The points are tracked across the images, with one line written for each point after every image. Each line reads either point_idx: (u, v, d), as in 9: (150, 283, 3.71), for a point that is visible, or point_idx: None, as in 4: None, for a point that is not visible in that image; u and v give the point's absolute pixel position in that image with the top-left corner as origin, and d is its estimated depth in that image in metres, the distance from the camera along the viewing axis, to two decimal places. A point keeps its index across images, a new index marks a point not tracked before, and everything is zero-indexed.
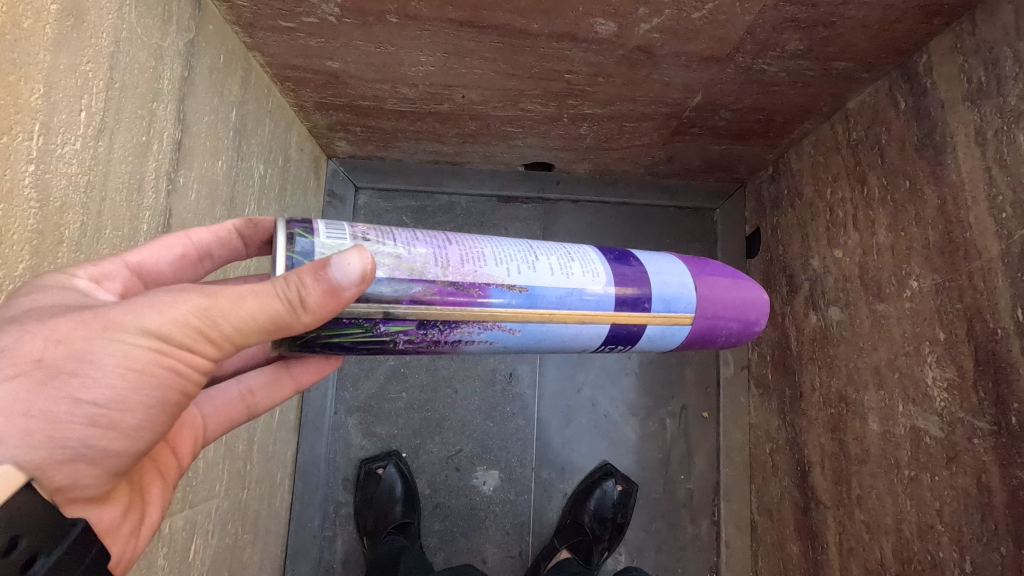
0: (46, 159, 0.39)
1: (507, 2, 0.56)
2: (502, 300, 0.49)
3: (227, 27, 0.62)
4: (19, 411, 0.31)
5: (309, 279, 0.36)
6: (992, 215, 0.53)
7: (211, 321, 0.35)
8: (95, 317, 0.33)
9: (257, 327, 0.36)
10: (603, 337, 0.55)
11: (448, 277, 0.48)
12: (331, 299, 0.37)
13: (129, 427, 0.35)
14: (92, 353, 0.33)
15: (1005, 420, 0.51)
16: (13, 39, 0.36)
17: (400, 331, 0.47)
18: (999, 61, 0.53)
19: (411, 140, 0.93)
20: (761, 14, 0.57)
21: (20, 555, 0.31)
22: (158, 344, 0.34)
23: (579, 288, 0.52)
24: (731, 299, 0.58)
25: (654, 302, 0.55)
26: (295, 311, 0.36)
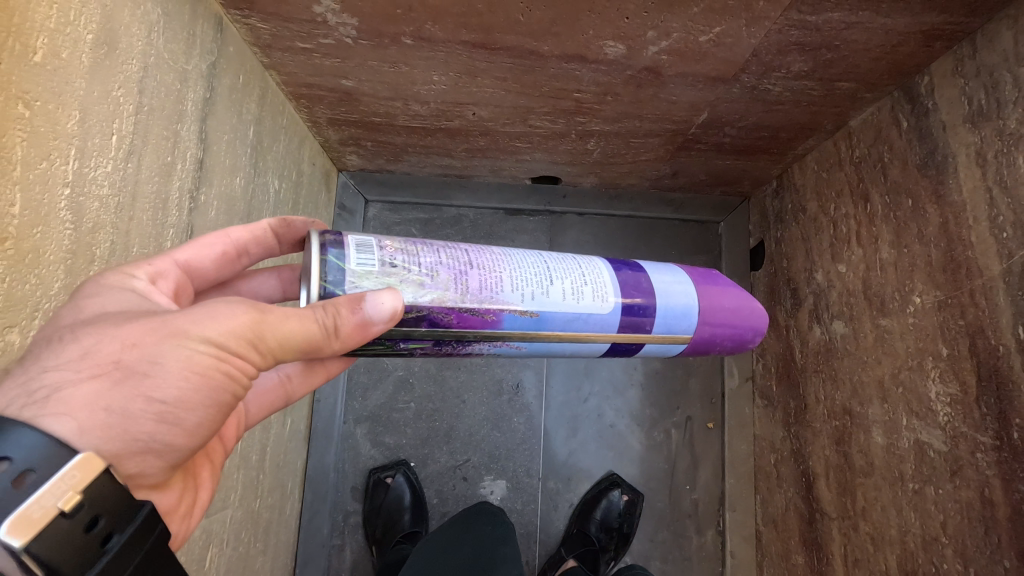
0: (80, 183, 0.41)
1: (520, 26, 0.58)
2: (514, 324, 0.51)
3: (246, 47, 0.64)
4: (99, 407, 0.33)
5: (347, 309, 0.40)
6: (993, 234, 0.55)
7: (259, 335, 0.37)
8: (161, 324, 0.35)
9: (294, 346, 0.39)
10: (604, 351, 0.58)
11: (466, 302, 0.49)
12: (358, 333, 0.41)
13: (191, 424, 0.37)
14: (160, 357, 0.34)
15: (1007, 435, 0.52)
16: (53, 68, 0.38)
17: (417, 347, 0.50)
18: (999, 85, 0.55)
19: (421, 154, 0.95)
20: (767, 37, 0.58)
21: (97, 534, 0.32)
22: (216, 350, 0.36)
23: (587, 313, 0.54)
24: (733, 323, 0.59)
25: (657, 325, 0.57)
26: (329, 336, 0.39)
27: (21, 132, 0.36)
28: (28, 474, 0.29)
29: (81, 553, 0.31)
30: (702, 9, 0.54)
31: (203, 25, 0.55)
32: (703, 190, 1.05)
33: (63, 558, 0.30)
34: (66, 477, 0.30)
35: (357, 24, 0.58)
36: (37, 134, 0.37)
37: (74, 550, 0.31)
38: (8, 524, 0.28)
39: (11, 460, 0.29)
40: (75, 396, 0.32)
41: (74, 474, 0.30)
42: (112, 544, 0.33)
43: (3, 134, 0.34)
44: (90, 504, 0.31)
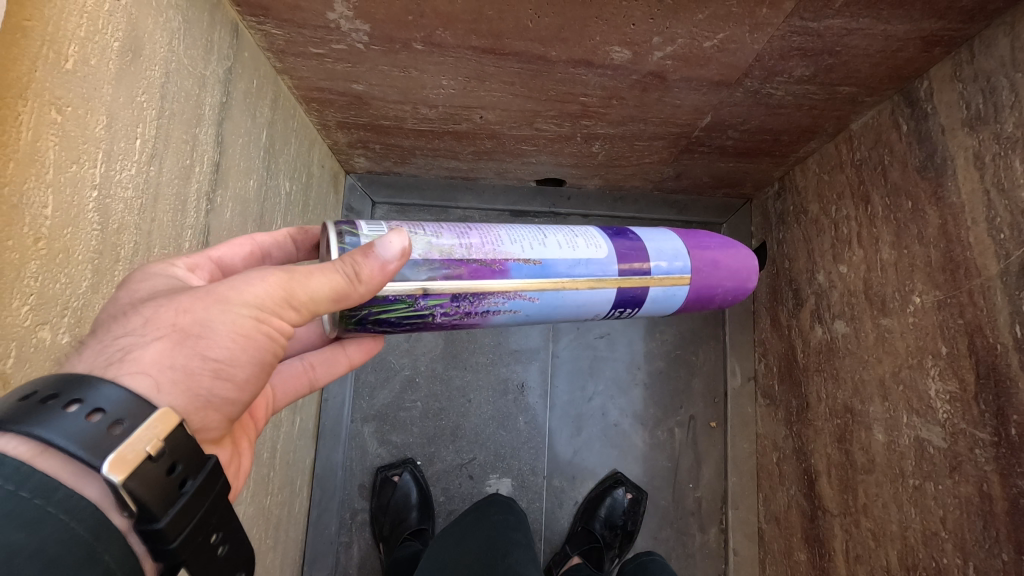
0: (107, 185, 0.42)
1: (529, 31, 0.59)
2: (520, 272, 0.52)
3: (260, 53, 0.65)
4: (165, 366, 0.35)
5: (361, 255, 0.40)
6: (990, 235, 0.56)
7: (291, 295, 0.39)
8: (206, 292, 0.37)
9: (324, 297, 0.39)
10: (613, 302, 0.58)
11: (472, 255, 0.51)
12: (380, 273, 0.40)
13: (241, 380, 0.40)
14: (212, 321, 0.37)
15: (1005, 431, 0.54)
16: (83, 74, 0.39)
17: (437, 305, 0.50)
18: (997, 90, 0.56)
19: (429, 157, 0.96)
20: (770, 43, 0.60)
21: (176, 478, 0.33)
22: (256, 312, 0.38)
23: (584, 258, 0.55)
24: (729, 263, 0.61)
25: (653, 266, 0.58)
26: (351, 283, 0.40)
27: (54, 136, 0.37)
28: (118, 424, 0.31)
29: (164, 496, 0.32)
30: (707, 15, 0.56)
31: (220, 31, 0.56)
32: (705, 192, 1.07)
33: (150, 498, 0.31)
34: (151, 426, 0.32)
35: (369, 29, 0.60)
36: (68, 138, 0.38)
37: (158, 493, 0.32)
38: (107, 463, 0.30)
39: (103, 411, 0.31)
40: (145, 355, 0.35)
41: (156, 425, 0.32)
42: (188, 488, 0.34)
43: (37, 138, 0.36)
44: (170, 450, 0.33)
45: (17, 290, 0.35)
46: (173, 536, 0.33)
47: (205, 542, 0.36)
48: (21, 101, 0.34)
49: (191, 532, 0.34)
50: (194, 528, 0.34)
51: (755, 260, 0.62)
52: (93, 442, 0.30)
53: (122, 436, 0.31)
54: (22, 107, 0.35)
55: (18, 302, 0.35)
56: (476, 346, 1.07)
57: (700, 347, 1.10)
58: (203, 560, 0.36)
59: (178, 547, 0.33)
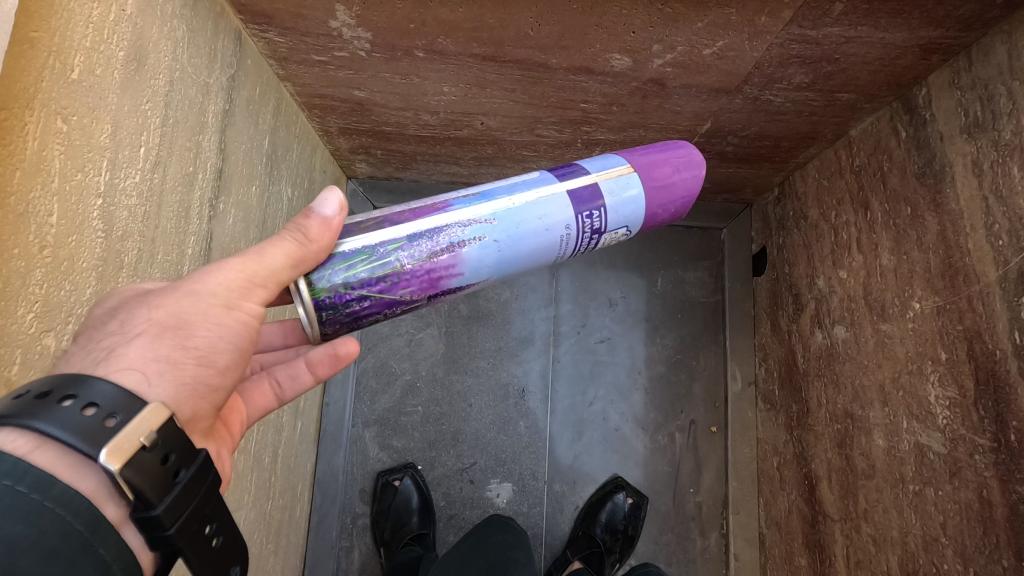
0: (111, 194, 0.42)
1: (530, 40, 0.60)
2: (461, 203, 0.50)
3: (263, 61, 0.66)
4: (149, 359, 0.36)
5: (304, 219, 0.43)
6: (989, 242, 0.56)
7: (250, 275, 0.40)
8: (175, 289, 0.38)
9: (283, 266, 0.42)
10: (573, 206, 0.53)
11: (414, 205, 0.51)
12: (329, 231, 0.44)
13: (224, 365, 0.39)
14: (185, 312, 0.38)
15: (1004, 437, 0.54)
16: (89, 84, 0.39)
17: (398, 249, 0.48)
18: (994, 97, 0.56)
19: (430, 162, 0.97)
20: (768, 51, 0.60)
21: (170, 467, 0.33)
22: (224, 300, 0.39)
23: (519, 180, 0.53)
24: (660, 148, 0.57)
25: (589, 167, 0.55)
26: (304, 244, 0.43)
27: (59, 145, 0.37)
28: (111, 416, 0.31)
29: (158, 485, 0.32)
30: (706, 23, 0.56)
31: (224, 39, 0.56)
32: (705, 197, 1.07)
33: (146, 486, 0.32)
34: (145, 419, 0.32)
35: (371, 37, 0.60)
36: (74, 147, 0.38)
37: (153, 482, 0.32)
38: (105, 451, 0.30)
39: (97, 405, 0.31)
40: (130, 351, 0.36)
41: (149, 417, 0.32)
42: (183, 478, 0.34)
43: (44, 148, 0.36)
44: (163, 441, 0.33)
45: (22, 297, 0.35)
46: (170, 524, 0.33)
47: (201, 532, 0.36)
48: (27, 112, 0.35)
49: (187, 520, 0.34)
50: (189, 517, 0.34)
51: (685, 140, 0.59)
52: (88, 433, 0.30)
53: (117, 429, 0.31)
54: (28, 117, 0.35)
55: (22, 309, 0.36)
56: (475, 351, 1.08)
57: (700, 352, 1.10)
58: (200, 550, 0.36)
59: (175, 534, 0.33)
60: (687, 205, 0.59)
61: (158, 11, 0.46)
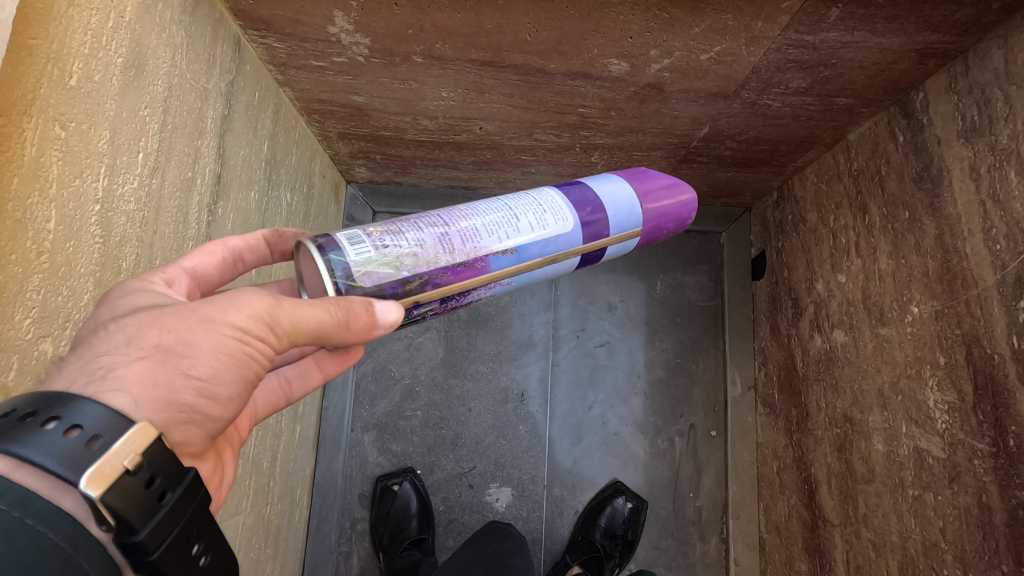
0: (109, 199, 0.43)
1: (527, 45, 0.60)
2: (499, 264, 0.50)
3: (263, 67, 0.66)
4: (146, 384, 0.34)
5: (362, 302, 0.41)
6: (987, 246, 0.56)
7: (275, 315, 0.38)
8: (191, 312, 0.36)
9: (307, 328, 0.39)
10: (577, 264, 0.57)
11: (456, 258, 0.48)
12: (367, 329, 0.41)
13: (226, 397, 0.38)
14: (194, 339, 0.36)
15: (1003, 442, 0.54)
16: (87, 91, 0.40)
17: (427, 309, 0.50)
18: (991, 102, 0.56)
19: (429, 167, 0.97)
20: (766, 56, 0.60)
21: (155, 490, 0.32)
22: (240, 334, 0.37)
23: (556, 235, 0.53)
24: (670, 205, 0.60)
25: (612, 227, 0.57)
26: (340, 326, 0.40)
27: (57, 151, 0.37)
28: (96, 439, 0.30)
29: (142, 510, 0.31)
30: (703, 29, 0.56)
31: (223, 45, 0.57)
32: (705, 202, 1.07)
33: (127, 511, 0.30)
34: (129, 441, 0.31)
35: (369, 43, 0.61)
36: (72, 153, 0.39)
37: (136, 506, 0.31)
38: (83, 477, 0.29)
39: (81, 427, 0.30)
40: (127, 374, 0.34)
41: (133, 439, 0.31)
42: (168, 500, 0.32)
43: (42, 154, 0.36)
44: (148, 463, 0.32)
45: (19, 303, 0.36)
46: (155, 548, 0.32)
47: (188, 554, 0.35)
48: (26, 118, 0.35)
49: (173, 543, 0.33)
50: (175, 539, 0.33)
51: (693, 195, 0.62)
52: (69, 458, 0.29)
53: (99, 452, 0.30)
54: (26, 124, 0.35)
55: (20, 315, 0.36)
56: (475, 355, 1.08)
57: (700, 356, 1.10)
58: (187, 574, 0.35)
59: (158, 559, 0.32)
60: None
61: (156, 17, 0.46)
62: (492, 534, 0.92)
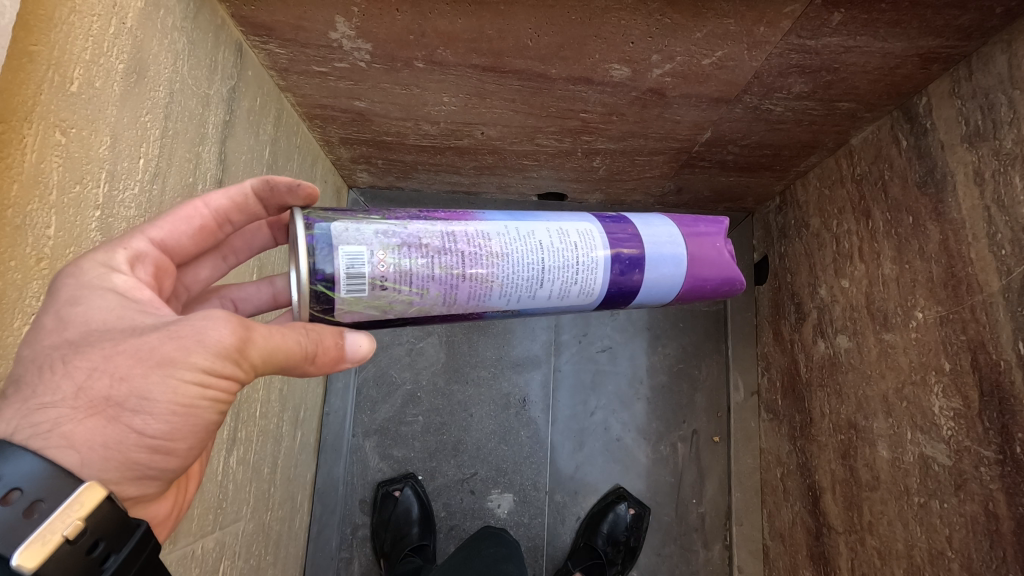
0: (110, 205, 0.42)
1: (529, 50, 0.60)
2: (494, 314, 0.54)
3: (264, 72, 0.66)
4: (95, 443, 0.34)
5: (333, 334, 0.42)
6: (992, 251, 0.56)
7: (244, 350, 0.36)
8: (150, 354, 0.34)
9: (276, 361, 0.38)
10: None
11: (453, 309, 0.51)
12: (334, 362, 0.42)
13: (183, 451, 0.37)
14: (151, 391, 0.34)
15: (1010, 449, 0.53)
16: (88, 96, 0.40)
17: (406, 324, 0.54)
18: (995, 106, 0.56)
19: (430, 172, 0.97)
20: (768, 61, 0.60)
21: (97, 556, 0.32)
22: (201, 378, 0.35)
23: (568, 303, 0.55)
24: (702, 294, 0.61)
25: (632, 302, 0.58)
26: (308, 359, 0.40)
27: (57, 158, 0.37)
28: (37, 503, 0.30)
29: None
30: (705, 34, 0.56)
31: (225, 51, 0.57)
32: (707, 207, 1.07)
33: None
34: (72, 505, 0.31)
35: (371, 48, 0.61)
36: (72, 159, 0.38)
37: None
38: (18, 552, 0.29)
39: (21, 490, 0.30)
40: (78, 430, 0.33)
41: (76, 502, 0.31)
42: (111, 564, 0.32)
43: (42, 160, 0.36)
44: (92, 528, 0.31)
45: (19, 309, 0.35)
46: None
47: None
48: (26, 124, 0.35)
49: None
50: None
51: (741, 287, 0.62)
52: (6, 528, 0.29)
53: (37, 521, 0.30)
54: (27, 130, 0.35)
55: (19, 321, 0.36)
56: (477, 360, 1.07)
57: (702, 361, 1.10)
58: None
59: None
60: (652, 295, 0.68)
61: (158, 23, 0.46)
62: (485, 539, 0.92)
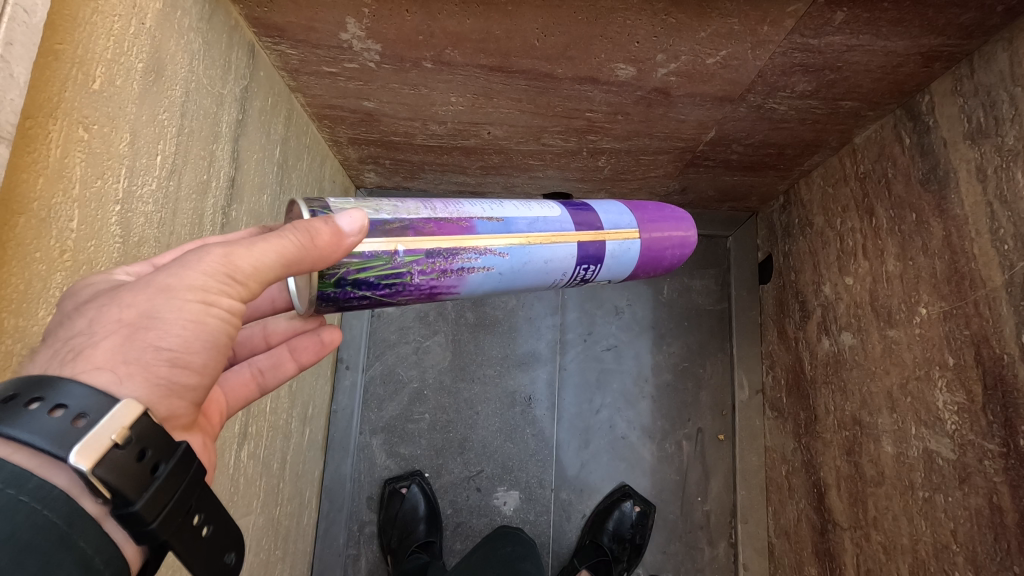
0: (129, 200, 0.43)
1: (535, 50, 0.61)
2: (485, 228, 0.52)
3: (276, 74, 0.67)
4: (118, 361, 0.34)
5: (319, 219, 0.39)
6: (994, 247, 0.56)
7: (232, 264, 0.36)
8: (146, 283, 0.35)
9: (273, 263, 0.38)
10: (578, 257, 0.57)
11: (438, 214, 0.51)
12: (336, 244, 0.40)
13: (200, 365, 0.37)
14: (157, 311, 0.35)
15: (1013, 442, 0.53)
16: (109, 94, 0.41)
17: (413, 262, 0.49)
18: (997, 103, 0.57)
19: (437, 172, 0.98)
20: (772, 59, 0.61)
21: (147, 463, 0.32)
22: (201, 296, 0.36)
23: (543, 215, 0.56)
24: (656, 216, 0.61)
25: (603, 222, 0.58)
26: (306, 248, 0.38)
27: (81, 153, 0.38)
28: (82, 417, 0.30)
29: (136, 482, 0.31)
30: (709, 33, 0.57)
31: (238, 51, 0.58)
32: (711, 207, 1.07)
33: (122, 484, 0.30)
34: (116, 416, 0.31)
35: (381, 49, 0.62)
36: (94, 155, 0.40)
37: (129, 479, 0.31)
38: (73, 452, 0.29)
39: (66, 406, 0.30)
40: (98, 352, 0.33)
41: (121, 415, 0.31)
42: (161, 472, 0.33)
43: (66, 155, 0.37)
44: (138, 437, 0.32)
45: (43, 300, 0.37)
46: (152, 518, 0.32)
47: (187, 524, 0.35)
48: (51, 120, 0.36)
49: (171, 512, 0.33)
50: (172, 509, 0.33)
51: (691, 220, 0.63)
52: (57, 435, 0.29)
53: (87, 429, 0.30)
54: (52, 126, 0.36)
55: (44, 311, 0.37)
56: (482, 358, 1.08)
57: (706, 360, 1.10)
58: (188, 542, 0.35)
59: (159, 527, 0.32)
60: (656, 274, 0.63)
61: (176, 25, 0.48)
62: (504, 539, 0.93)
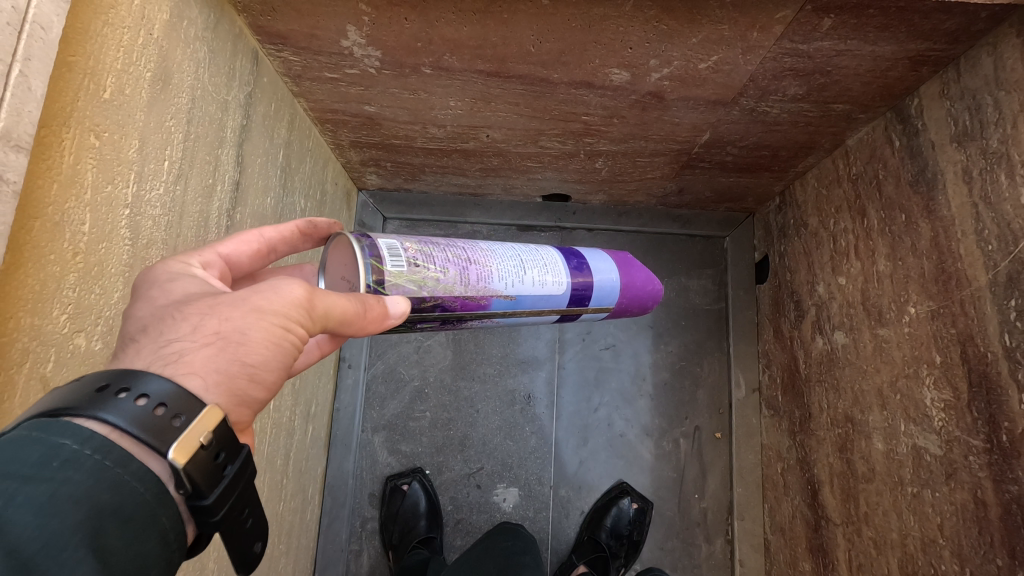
0: (138, 204, 0.45)
1: (532, 56, 0.62)
2: (498, 307, 0.60)
3: (279, 79, 0.69)
4: (211, 370, 0.35)
5: (375, 297, 0.45)
6: (979, 247, 0.58)
7: (311, 302, 0.39)
8: (242, 301, 0.37)
9: (336, 313, 0.41)
10: (556, 319, 0.67)
11: (467, 292, 0.57)
12: (381, 320, 0.45)
13: (271, 382, 0.38)
14: (247, 329, 0.36)
15: (996, 438, 0.55)
16: (119, 103, 0.42)
17: (429, 326, 0.58)
18: (982, 107, 0.58)
19: (438, 174, 1.00)
20: (762, 65, 0.62)
21: (220, 463, 0.33)
22: (283, 322, 0.38)
23: (550, 292, 0.62)
24: (630, 287, 0.69)
25: (591, 300, 0.66)
26: (362, 313, 0.43)
27: (92, 159, 0.40)
28: (178, 416, 0.31)
29: (210, 481, 0.33)
30: (700, 39, 0.58)
31: (242, 59, 0.60)
32: (708, 207, 1.09)
33: (200, 481, 0.32)
34: (204, 420, 0.32)
35: (381, 55, 0.63)
36: (105, 161, 0.41)
37: (205, 479, 0.32)
38: (172, 449, 0.30)
39: (167, 405, 0.31)
40: (196, 359, 0.34)
41: (208, 417, 0.32)
42: (229, 471, 0.34)
43: (78, 162, 0.39)
44: (217, 439, 0.33)
45: (57, 299, 0.38)
46: (218, 511, 0.34)
47: (239, 518, 0.36)
48: (64, 129, 0.38)
49: (230, 506, 0.35)
50: (232, 503, 0.35)
51: (660, 292, 0.72)
52: (156, 431, 0.30)
53: (183, 429, 0.31)
54: (65, 134, 0.38)
55: (57, 310, 0.38)
56: (483, 357, 1.10)
57: (704, 359, 1.12)
58: (235, 531, 0.36)
59: (221, 519, 0.34)
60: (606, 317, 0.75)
61: (181, 34, 0.49)
62: (501, 533, 0.94)
